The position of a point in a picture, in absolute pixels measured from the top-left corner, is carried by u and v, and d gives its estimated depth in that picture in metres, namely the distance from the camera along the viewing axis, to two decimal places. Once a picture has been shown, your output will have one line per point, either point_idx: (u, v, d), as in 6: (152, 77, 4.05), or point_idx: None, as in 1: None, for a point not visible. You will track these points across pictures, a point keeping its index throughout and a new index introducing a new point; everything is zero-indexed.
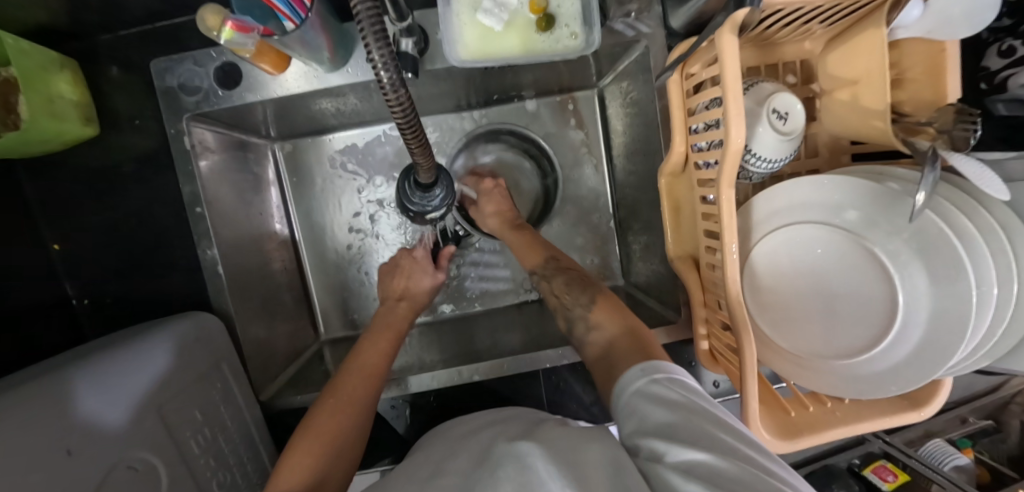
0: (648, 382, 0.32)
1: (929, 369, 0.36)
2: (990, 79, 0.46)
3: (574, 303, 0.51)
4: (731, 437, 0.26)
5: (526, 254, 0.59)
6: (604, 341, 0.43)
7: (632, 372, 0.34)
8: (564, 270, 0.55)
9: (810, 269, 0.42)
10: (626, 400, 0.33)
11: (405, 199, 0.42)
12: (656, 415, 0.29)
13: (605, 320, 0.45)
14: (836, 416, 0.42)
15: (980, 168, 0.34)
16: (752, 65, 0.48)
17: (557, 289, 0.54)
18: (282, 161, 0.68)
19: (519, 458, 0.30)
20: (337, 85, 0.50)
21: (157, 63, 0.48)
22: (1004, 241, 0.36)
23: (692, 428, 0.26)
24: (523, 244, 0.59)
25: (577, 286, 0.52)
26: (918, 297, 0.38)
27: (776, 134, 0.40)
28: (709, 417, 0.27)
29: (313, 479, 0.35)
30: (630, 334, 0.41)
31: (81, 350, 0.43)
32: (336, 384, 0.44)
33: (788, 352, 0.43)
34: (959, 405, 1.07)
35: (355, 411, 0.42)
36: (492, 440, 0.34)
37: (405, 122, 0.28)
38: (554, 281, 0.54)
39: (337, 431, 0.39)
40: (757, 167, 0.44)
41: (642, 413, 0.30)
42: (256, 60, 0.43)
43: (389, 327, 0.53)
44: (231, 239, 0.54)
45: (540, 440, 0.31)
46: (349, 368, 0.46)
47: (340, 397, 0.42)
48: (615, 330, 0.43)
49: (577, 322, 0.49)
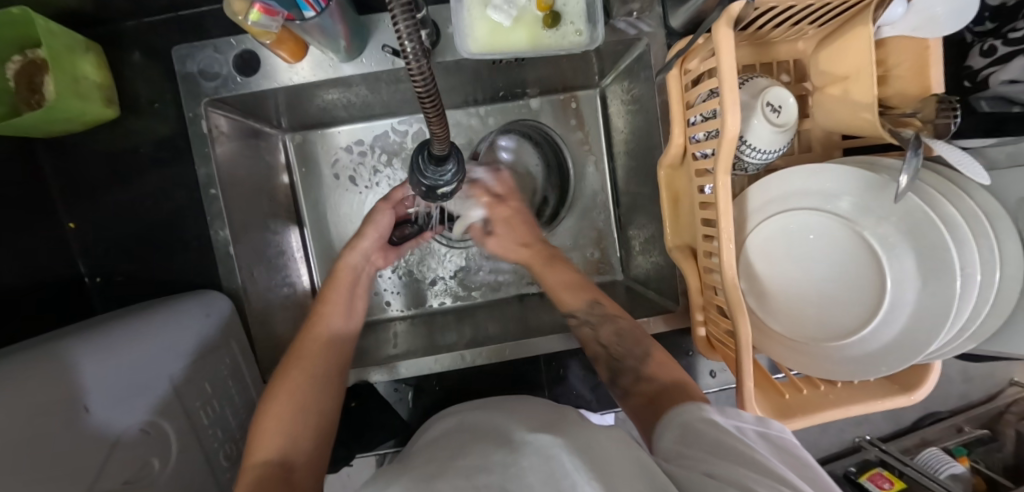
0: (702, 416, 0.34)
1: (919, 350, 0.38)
2: (973, 77, 0.49)
3: (624, 355, 0.48)
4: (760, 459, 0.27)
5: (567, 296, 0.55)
6: (655, 390, 0.43)
7: (689, 406, 0.37)
8: (611, 318, 0.51)
9: (804, 256, 0.44)
10: (671, 434, 0.35)
11: (417, 172, 0.38)
12: (704, 442, 0.31)
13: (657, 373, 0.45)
14: (829, 399, 0.43)
15: (963, 156, 0.36)
16: (748, 62, 0.50)
17: (603, 335, 0.51)
18: (291, 152, 0.70)
19: (545, 449, 0.30)
20: (350, 75, 0.52)
21: (179, 49, 0.49)
22: (986, 226, 0.38)
23: (733, 449, 0.29)
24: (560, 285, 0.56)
25: (629, 335, 0.50)
26: (908, 280, 0.40)
27: (771, 126, 0.42)
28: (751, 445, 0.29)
29: (287, 449, 0.39)
30: (682, 388, 0.41)
31: (90, 323, 0.44)
32: (302, 347, 0.47)
33: (783, 337, 0.44)
34: (954, 415, 1.08)
35: (320, 382, 0.44)
36: (510, 431, 0.34)
37: (426, 95, 0.26)
38: (602, 329, 0.51)
39: (307, 402, 0.42)
40: (753, 157, 0.45)
41: (692, 441, 0.32)
42: (274, 46, 0.46)
43: (343, 269, 0.56)
44: (242, 222, 0.55)
45: (564, 437, 0.32)
46: (314, 325, 0.49)
47: (305, 362, 0.45)
48: (669, 379, 0.43)
49: (625, 373, 0.48)
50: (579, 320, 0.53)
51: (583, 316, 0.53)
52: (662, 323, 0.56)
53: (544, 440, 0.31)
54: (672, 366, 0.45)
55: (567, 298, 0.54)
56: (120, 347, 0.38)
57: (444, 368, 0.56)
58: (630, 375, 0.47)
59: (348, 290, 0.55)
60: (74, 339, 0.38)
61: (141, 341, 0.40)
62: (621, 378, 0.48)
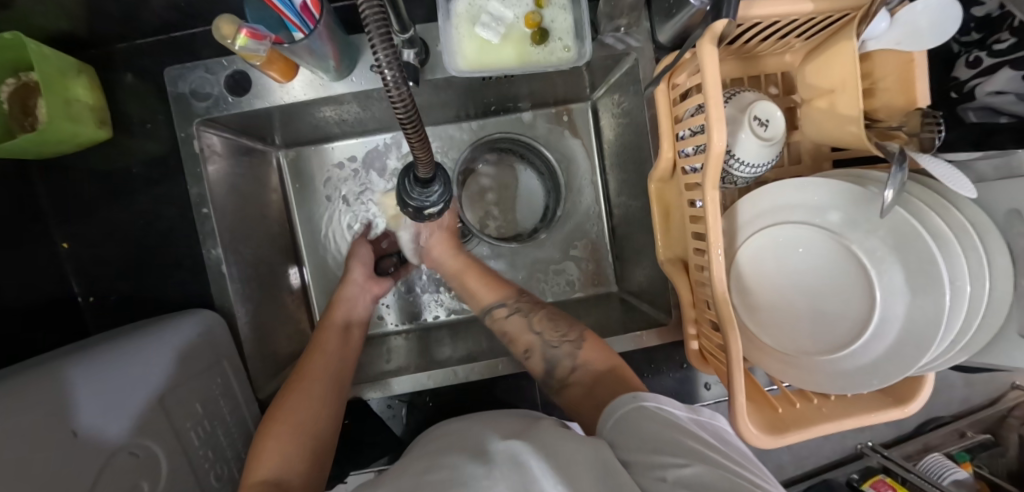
0: (637, 407, 0.35)
1: (911, 359, 0.38)
2: (959, 88, 0.49)
3: (558, 340, 0.50)
4: (708, 454, 0.31)
5: (489, 293, 0.57)
6: (593, 377, 0.45)
7: (624, 398, 0.37)
8: (540, 306, 0.54)
9: (793, 270, 0.44)
10: (610, 427, 0.36)
11: (404, 194, 0.38)
12: (645, 434, 0.32)
13: (593, 358, 0.46)
14: (823, 412, 0.43)
15: (949, 169, 0.35)
16: (735, 76, 0.51)
17: (535, 323, 0.52)
18: (285, 170, 0.70)
19: (513, 456, 0.31)
20: (341, 93, 0.52)
21: (171, 70, 0.50)
22: (975, 239, 0.38)
23: (676, 442, 0.31)
24: (486, 282, 0.59)
25: (561, 322, 0.52)
26: (896, 292, 0.40)
27: (758, 140, 0.42)
28: (695, 438, 0.32)
29: (281, 469, 0.39)
30: (617, 372, 0.44)
31: (79, 345, 0.44)
32: (303, 372, 0.48)
33: (772, 349, 0.44)
34: (957, 419, 1.07)
35: (320, 403, 0.45)
36: (484, 437, 0.35)
37: (407, 121, 0.26)
38: (532, 315, 0.53)
39: (308, 424, 0.43)
40: (742, 172, 0.46)
41: (631, 432, 0.33)
42: (265, 67, 0.46)
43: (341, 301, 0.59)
44: (235, 240, 0.55)
45: (533, 442, 0.32)
46: (314, 352, 0.51)
47: (306, 385, 0.46)
48: (606, 367, 0.45)
49: (562, 361, 0.48)
50: (506, 311, 0.55)
51: (512, 305, 0.56)
52: (656, 337, 0.56)
53: (514, 446, 0.32)
54: (604, 350, 0.47)
55: (489, 293, 0.57)
56: (111, 366, 0.39)
57: (437, 384, 0.56)
58: (568, 364, 0.48)
59: (345, 321, 0.57)
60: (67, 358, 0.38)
61: (130, 359, 0.40)
62: (556, 362, 0.48)
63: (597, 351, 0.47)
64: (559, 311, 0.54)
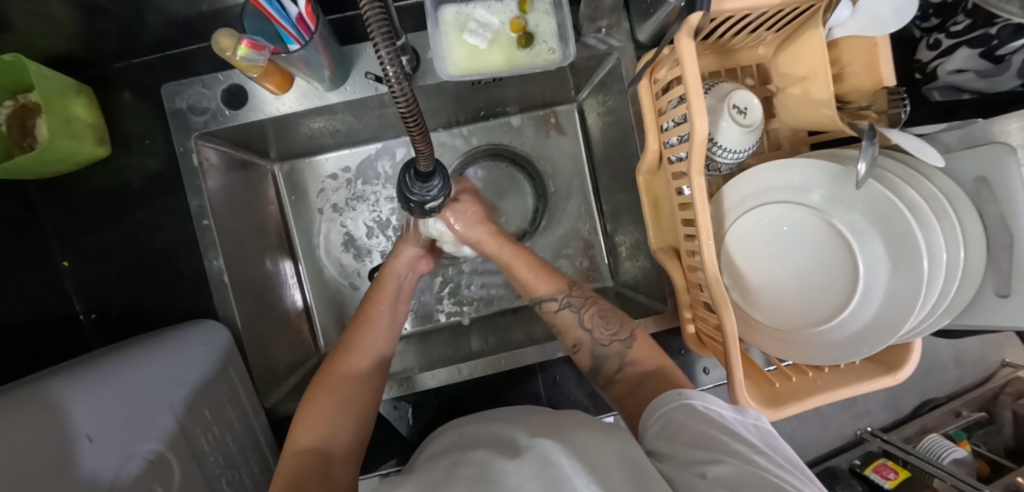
0: (680, 405, 0.36)
1: (900, 321, 0.40)
2: (923, 69, 0.53)
3: (609, 339, 0.48)
4: (750, 451, 0.30)
5: (539, 283, 0.54)
6: (639, 376, 0.44)
7: (670, 393, 0.38)
8: (592, 301, 0.51)
9: (781, 248, 0.46)
10: (654, 423, 0.37)
11: (405, 190, 0.40)
12: (686, 430, 0.33)
13: (643, 359, 0.45)
14: (817, 384, 0.45)
15: (917, 143, 0.38)
16: (713, 70, 0.53)
17: (587, 319, 0.50)
18: (280, 183, 0.71)
19: (543, 455, 0.31)
20: (335, 103, 0.54)
21: (168, 87, 0.51)
22: (946, 207, 0.40)
23: (715, 441, 0.31)
24: (533, 271, 0.55)
25: (611, 318, 0.50)
26: (877, 262, 0.42)
27: (738, 126, 0.44)
28: (737, 436, 0.32)
29: (325, 438, 0.39)
30: (665, 373, 0.43)
31: (76, 361, 0.43)
32: (350, 345, 0.48)
33: (765, 326, 0.46)
34: (952, 399, 1.10)
35: (364, 375, 0.45)
36: (510, 436, 0.35)
37: (408, 114, 0.26)
38: (584, 311, 0.51)
39: (355, 394, 0.43)
40: (724, 158, 0.48)
41: (674, 429, 0.34)
42: (262, 79, 0.47)
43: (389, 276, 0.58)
44: (235, 250, 0.56)
45: (561, 440, 0.33)
46: (363, 324, 0.51)
47: (353, 356, 0.47)
48: (652, 368, 0.44)
49: (609, 359, 0.47)
50: (558, 306, 0.52)
51: (563, 299, 0.52)
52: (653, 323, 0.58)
53: (543, 444, 0.32)
54: (655, 353, 0.46)
55: (540, 284, 0.54)
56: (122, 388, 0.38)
57: (442, 384, 0.56)
58: (616, 363, 0.46)
59: (393, 296, 0.57)
60: (66, 377, 0.37)
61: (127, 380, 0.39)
62: (604, 362, 0.47)
63: (649, 351, 0.46)
64: (609, 305, 0.51)
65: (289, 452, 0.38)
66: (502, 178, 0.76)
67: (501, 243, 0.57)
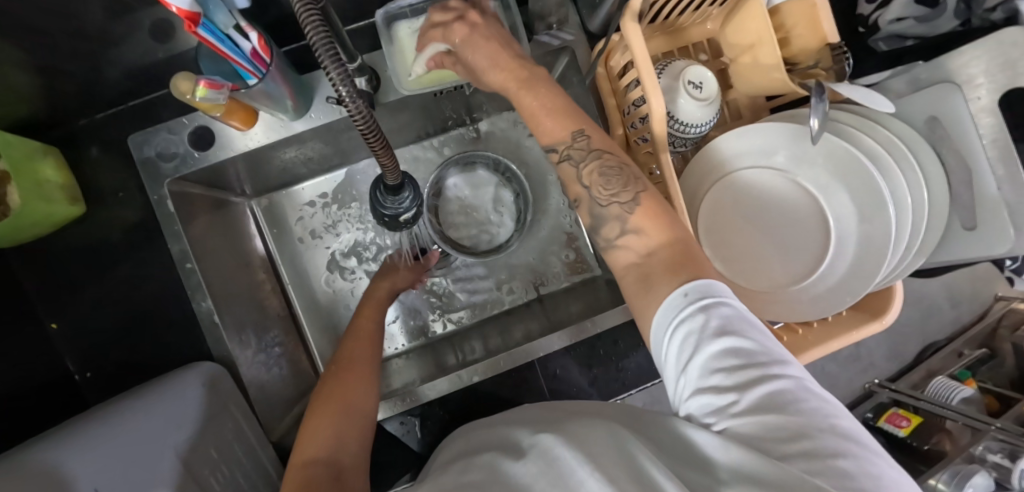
0: (694, 314, 0.28)
1: (878, 262, 0.41)
2: (865, 22, 0.57)
3: (610, 198, 0.37)
4: (786, 390, 0.25)
5: (545, 127, 0.39)
6: (643, 257, 0.34)
7: (676, 295, 0.30)
8: (601, 153, 0.38)
9: (755, 210, 0.47)
10: (658, 337, 0.31)
11: (378, 206, 0.40)
12: (703, 359, 0.27)
13: (650, 227, 0.35)
14: (809, 340, 0.46)
15: (864, 92, 0.40)
16: (666, 50, 0.54)
17: (588, 174, 0.38)
18: (260, 218, 0.72)
19: (546, 451, 0.30)
20: (302, 131, 0.54)
21: (135, 136, 0.52)
22: (904, 150, 0.42)
23: (743, 382, 0.26)
24: (540, 112, 0.38)
25: (614, 175, 0.37)
26: (846, 213, 0.44)
27: (695, 101, 0.46)
28: (767, 363, 0.26)
29: (334, 449, 0.38)
30: (685, 248, 0.33)
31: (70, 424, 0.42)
32: (347, 363, 0.49)
33: (751, 290, 0.47)
34: (951, 341, 1.14)
35: (364, 390, 0.45)
36: (516, 435, 0.35)
37: (367, 131, 0.28)
38: (585, 164, 0.38)
39: (359, 403, 0.44)
40: (688, 133, 0.49)
41: (690, 350, 0.28)
42: (227, 118, 0.48)
43: (371, 299, 0.62)
44: (222, 289, 0.56)
45: (562, 432, 0.31)
46: (354, 344, 0.53)
47: (352, 372, 0.47)
48: (667, 240, 0.34)
49: (604, 224, 0.37)
50: (559, 156, 0.39)
51: (567, 151, 0.38)
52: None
53: (546, 439, 0.31)
54: (667, 225, 0.35)
55: (554, 125, 0.38)
56: (119, 451, 0.39)
57: (444, 393, 0.56)
58: (615, 229, 0.37)
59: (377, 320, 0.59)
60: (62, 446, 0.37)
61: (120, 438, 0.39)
62: (602, 225, 0.38)
63: (657, 218, 0.35)
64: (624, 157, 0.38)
65: (297, 465, 0.37)
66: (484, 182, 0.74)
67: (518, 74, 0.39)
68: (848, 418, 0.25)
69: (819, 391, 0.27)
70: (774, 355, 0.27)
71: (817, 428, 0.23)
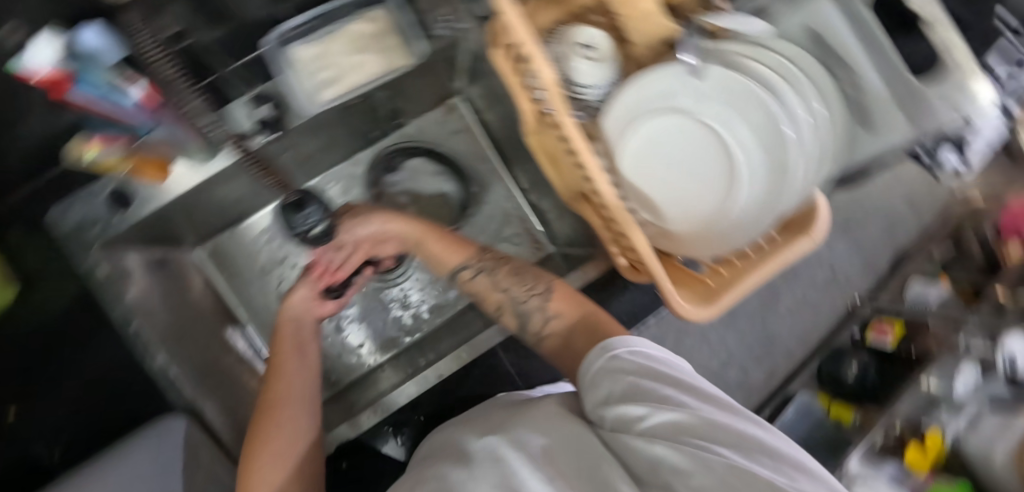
0: (608, 359, 0.38)
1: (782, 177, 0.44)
2: None
3: (527, 294, 0.49)
4: (683, 394, 0.33)
5: (445, 255, 0.54)
6: (565, 329, 0.45)
7: (592, 353, 0.40)
8: (500, 267, 0.51)
9: (670, 155, 0.48)
10: (587, 383, 0.38)
11: None
12: (618, 385, 0.35)
13: (565, 308, 0.47)
14: (744, 270, 0.46)
15: (739, 18, 0.40)
16: (557, 18, 0.52)
17: (502, 280, 0.51)
18: (209, 270, 0.71)
19: (495, 456, 0.31)
20: (224, 167, 0.53)
21: (53, 209, 0.51)
22: (795, 68, 0.42)
23: (652, 391, 0.33)
24: (439, 245, 0.54)
25: (527, 274, 0.51)
26: (749, 138, 0.46)
27: (588, 61, 0.46)
28: (665, 378, 0.35)
29: None
30: (589, 318, 0.44)
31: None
32: (272, 397, 0.43)
33: (680, 231, 0.49)
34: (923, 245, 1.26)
35: (299, 429, 0.42)
36: (464, 438, 0.36)
37: None
38: (497, 273, 0.51)
39: (294, 447, 0.41)
40: (592, 95, 0.49)
41: (608, 383, 0.36)
42: (137, 173, 0.48)
43: (290, 318, 0.53)
44: (177, 343, 0.56)
45: (509, 436, 0.33)
46: (274, 381, 0.45)
47: (282, 410, 0.42)
48: (576, 315, 0.46)
49: (533, 315, 0.48)
50: (470, 274, 0.52)
51: (476, 265, 0.52)
52: (581, 275, 0.60)
53: (494, 443, 0.33)
54: (577, 300, 0.47)
55: (451, 256, 0.53)
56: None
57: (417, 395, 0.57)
58: (540, 317, 0.48)
59: (297, 341, 0.51)
60: None
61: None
62: (528, 317, 0.48)
63: (570, 299, 0.47)
64: (516, 263, 0.52)
65: None
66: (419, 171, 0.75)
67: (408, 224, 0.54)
68: (733, 408, 0.33)
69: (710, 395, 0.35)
70: (670, 375, 0.35)
71: (714, 416, 0.31)
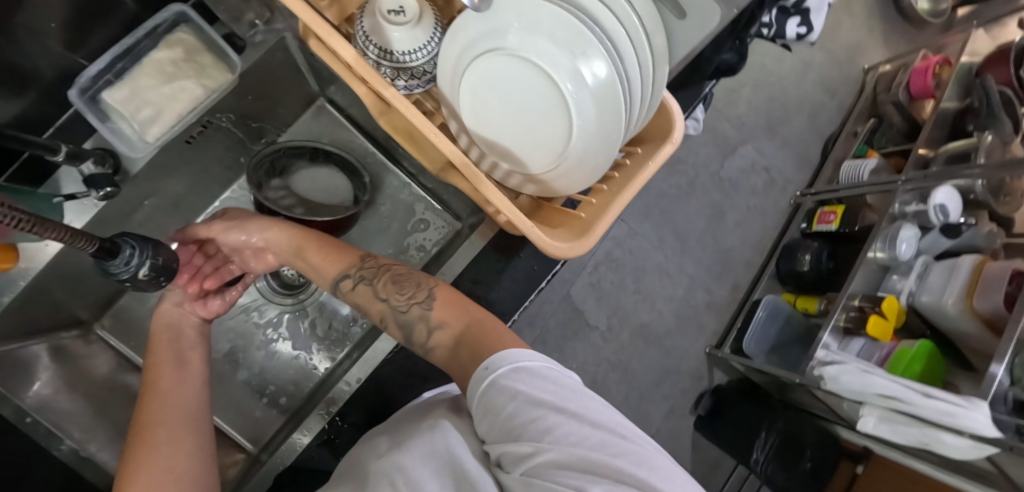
0: (493, 382, 0.35)
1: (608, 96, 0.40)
2: None
3: (408, 303, 0.48)
4: (574, 425, 0.32)
5: (328, 263, 0.53)
6: (452, 337, 0.44)
7: (479, 372, 0.37)
8: (388, 268, 0.52)
9: (498, 100, 0.43)
10: (476, 407, 0.36)
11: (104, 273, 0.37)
12: (503, 416, 0.33)
13: (448, 316, 0.46)
14: (619, 190, 0.47)
15: None
16: None
17: (380, 289, 0.50)
18: (120, 343, 0.68)
19: (387, 477, 0.34)
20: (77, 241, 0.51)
21: None
22: None
23: (535, 423, 0.31)
24: (325, 249, 0.54)
25: (401, 282, 0.50)
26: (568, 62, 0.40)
27: (398, 25, 0.44)
28: (557, 406, 0.33)
29: None
30: (472, 328, 0.44)
31: None
32: (144, 428, 0.42)
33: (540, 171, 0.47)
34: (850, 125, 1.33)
35: (180, 449, 0.41)
36: (370, 458, 0.39)
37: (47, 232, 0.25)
38: (376, 280, 0.51)
39: (176, 464, 0.40)
40: (419, 59, 0.47)
41: (493, 410, 0.34)
42: None
43: (160, 322, 0.55)
44: None
45: (401, 451, 0.36)
46: (148, 401, 0.45)
47: (157, 433, 0.42)
48: (461, 326, 0.45)
49: (413, 325, 0.47)
50: (353, 279, 0.52)
51: (357, 274, 0.52)
52: (480, 237, 0.61)
53: (387, 463, 0.35)
54: (460, 309, 0.46)
55: (332, 265, 0.53)
56: None
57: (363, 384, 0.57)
58: (424, 328, 0.47)
59: (178, 372, 0.50)
60: None
61: None
62: (410, 327, 0.48)
63: (451, 309, 0.46)
64: (407, 269, 0.52)
65: None
66: (317, 173, 0.69)
67: (282, 230, 0.55)
68: (624, 433, 0.32)
69: (604, 418, 0.33)
70: (564, 400, 0.34)
71: (600, 451, 0.30)
